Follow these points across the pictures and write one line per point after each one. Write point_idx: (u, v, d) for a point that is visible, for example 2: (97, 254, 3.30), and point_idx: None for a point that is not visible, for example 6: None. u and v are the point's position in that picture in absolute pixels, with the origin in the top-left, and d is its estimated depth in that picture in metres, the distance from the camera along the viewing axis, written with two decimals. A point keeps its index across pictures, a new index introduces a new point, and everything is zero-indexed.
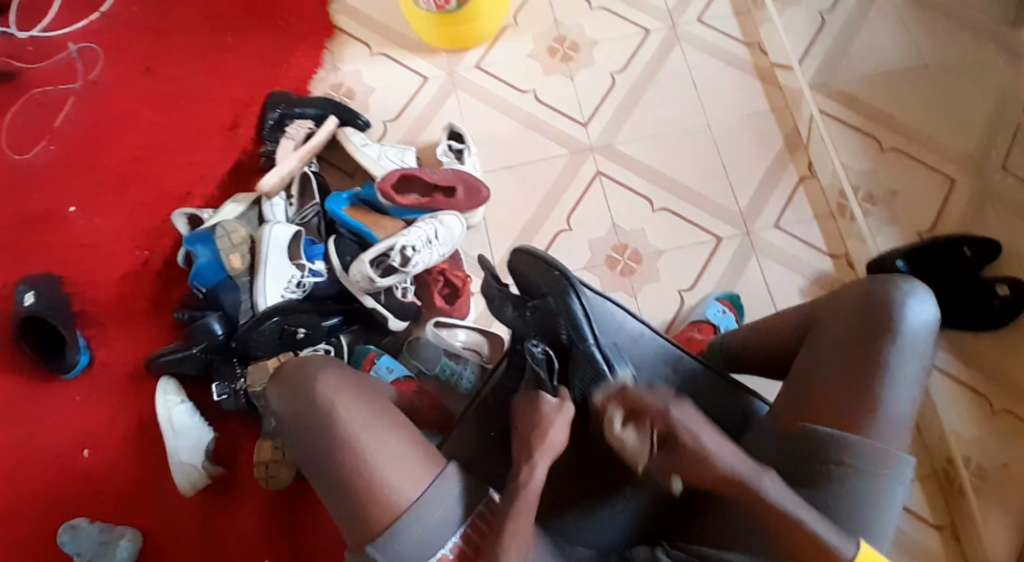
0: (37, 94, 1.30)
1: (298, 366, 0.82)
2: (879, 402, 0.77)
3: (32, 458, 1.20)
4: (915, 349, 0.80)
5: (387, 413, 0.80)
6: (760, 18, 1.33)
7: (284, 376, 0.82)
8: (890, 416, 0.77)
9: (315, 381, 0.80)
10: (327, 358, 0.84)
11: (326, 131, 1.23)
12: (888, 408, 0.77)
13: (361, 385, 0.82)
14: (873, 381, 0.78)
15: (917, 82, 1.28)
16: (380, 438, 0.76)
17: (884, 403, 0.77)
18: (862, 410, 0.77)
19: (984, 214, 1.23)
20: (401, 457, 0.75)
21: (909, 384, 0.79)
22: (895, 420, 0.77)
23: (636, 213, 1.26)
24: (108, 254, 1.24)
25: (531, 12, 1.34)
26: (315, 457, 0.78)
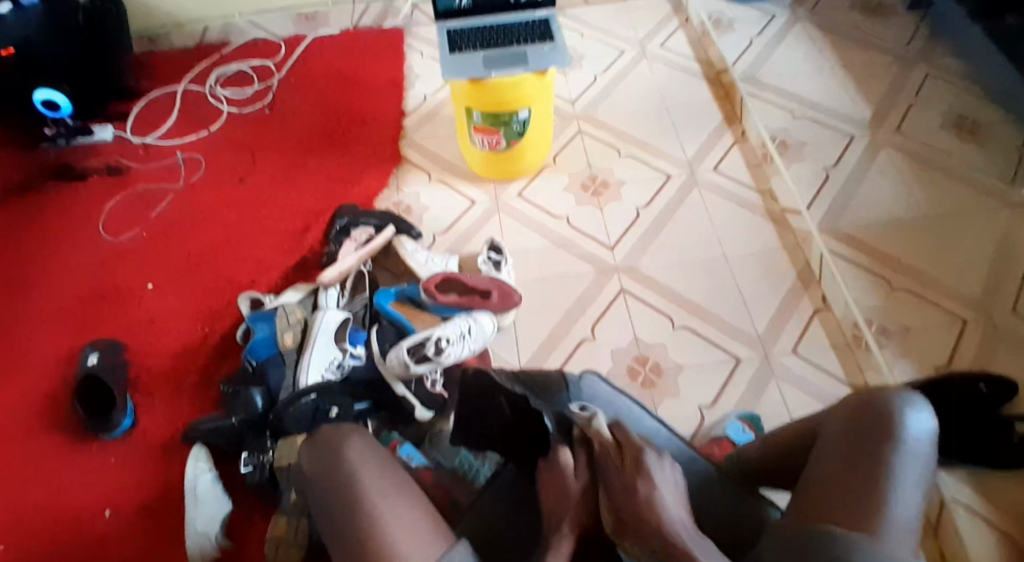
0: (141, 190, 1.53)
1: (331, 432, 0.93)
2: (883, 503, 0.79)
3: (54, 510, 1.23)
4: (915, 455, 0.84)
5: (399, 474, 0.89)
6: (769, 170, 1.51)
7: (317, 441, 0.93)
8: (899, 517, 0.79)
9: (344, 444, 0.90)
10: (356, 427, 0.95)
11: (385, 237, 1.40)
12: (892, 508, 0.79)
13: (385, 458, 0.91)
14: (876, 481, 0.81)
15: (918, 230, 1.40)
16: (394, 504, 0.84)
17: (890, 504, 0.79)
18: (868, 507, 0.79)
19: (996, 349, 1.26)
20: (414, 506, 0.84)
21: (914, 486, 0.81)
22: (904, 521, 0.79)
23: (657, 328, 1.35)
24: (173, 328, 1.38)
25: (568, 156, 1.56)
26: (333, 506, 0.87)
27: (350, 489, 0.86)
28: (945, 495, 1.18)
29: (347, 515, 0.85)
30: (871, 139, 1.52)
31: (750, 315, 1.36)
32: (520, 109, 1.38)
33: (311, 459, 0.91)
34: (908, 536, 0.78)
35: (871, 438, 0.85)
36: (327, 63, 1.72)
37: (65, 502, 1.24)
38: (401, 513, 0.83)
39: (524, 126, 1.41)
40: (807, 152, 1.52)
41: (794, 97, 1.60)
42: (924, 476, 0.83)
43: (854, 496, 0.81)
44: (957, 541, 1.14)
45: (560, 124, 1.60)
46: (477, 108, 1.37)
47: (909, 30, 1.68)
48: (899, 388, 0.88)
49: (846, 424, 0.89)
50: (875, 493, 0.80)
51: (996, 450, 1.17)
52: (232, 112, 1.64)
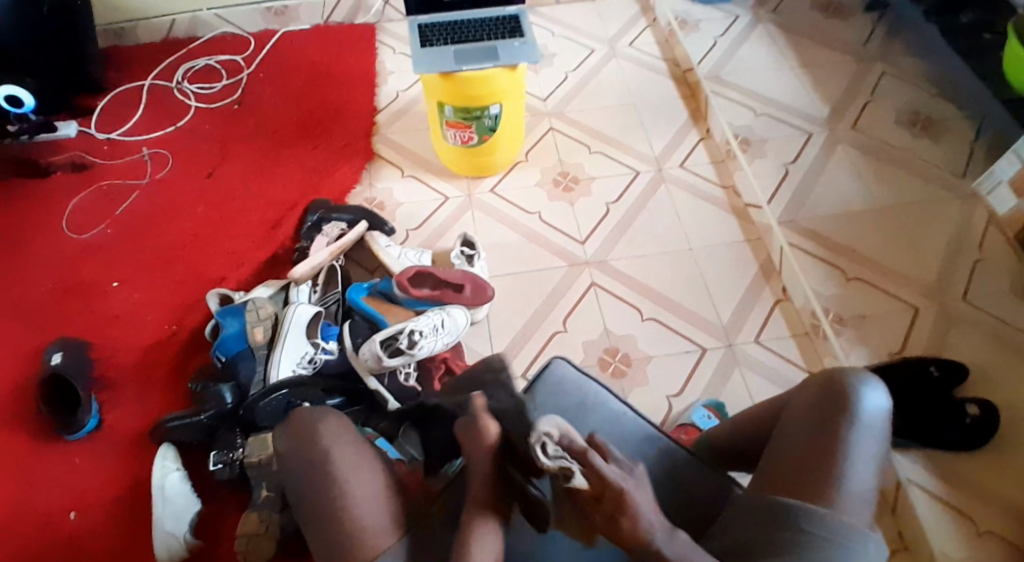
0: (104, 185, 1.50)
1: (305, 413, 0.94)
2: (840, 478, 0.84)
3: (17, 511, 1.20)
4: (870, 431, 0.87)
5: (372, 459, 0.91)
6: (733, 166, 1.55)
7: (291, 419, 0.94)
8: (858, 491, 0.84)
9: (318, 424, 0.92)
10: (327, 408, 0.96)
11: (357, 232, 1.40)
12: (847, 483, 0.84)
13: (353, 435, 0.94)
14: (834, 455, 0.85)
15: (875, 222, 1.46)
16: (363, 480, 0.88)
17: (845, 478, 0.84)
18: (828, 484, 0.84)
19: (948, 335, 1.32)
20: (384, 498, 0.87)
21: (867, 462, 0.85)
22: (862, 494, 0.84)
23: (627, 320, 1.38)
24: (141, 324, 1.36)
25: (540, 152, 1.58)
26: (302, 480, 0.88)
27: (322, 482, 0.87)
28: (901, 476, 1.23)
29: (320, 500, 0.87)
30: (829, 135, 1.57)
31: (716, 307, 1.40)
32: (493, 105, 1.39)
33: (287, 444, 0.92)
34: (862, 508, 0.83)
35: (830, 414, 0.89)
36: (296, 59, 1.71)
37: (29, 503, 1.21)
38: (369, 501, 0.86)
39: (495, 121, 1.43)
40: (769, 149, 1.56)
41: (757, 95, 1.65)
42: (881, 450, 0.87)
43: (811, 475, 0.85)
44: (911, 516, 1.20)
45: (531, 121, 1.63)
46: (449, 103, 1.38)
47: (867, 31, 1.74)
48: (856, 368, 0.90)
49: (804, 403, 0.92)
50: (832, 471, 0.85)
51: (949, 432, 1.23)
52: (199, 107, 1.62)
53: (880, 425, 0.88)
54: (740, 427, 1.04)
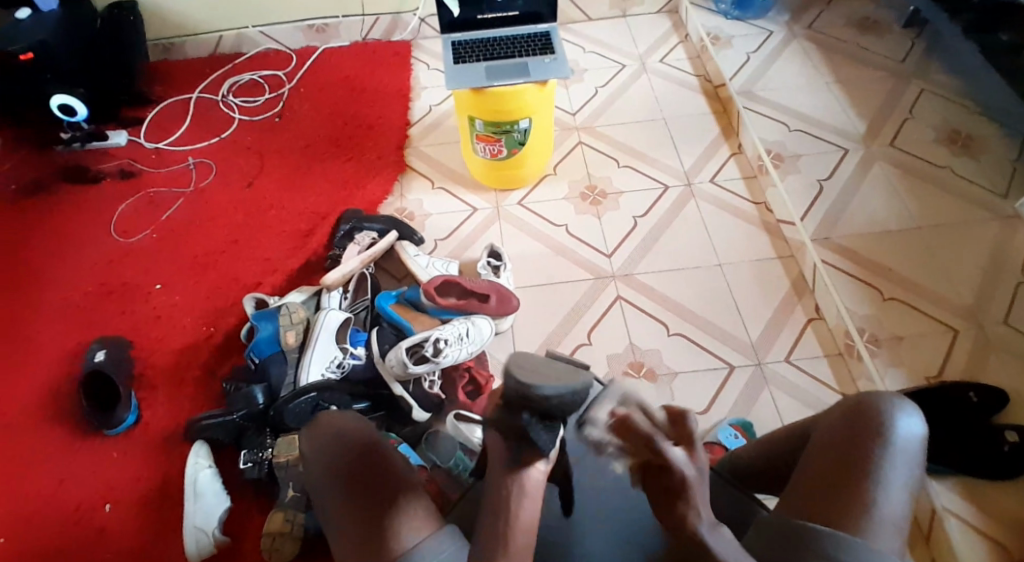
0: (151, 193, 1.58)
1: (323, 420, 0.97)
2: (870, 502, 0.83)
3: (57, 502, 1.26)
4: (906, 459, 0.86)
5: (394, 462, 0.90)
6: (764, 183, 1.53)
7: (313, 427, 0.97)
8: (883, 514, 0.82)
9: (334, 425, 0.95)
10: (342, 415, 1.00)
11: (387, 241, 1.44)
12: (879, 507, 0.82)
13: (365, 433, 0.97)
14: (865, 479, 0.84)
15: (916, 244, 1.42)
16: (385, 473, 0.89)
17: (877, 502, 0.83)
18: (853, 506, 0.82)
19: (987, 362, 1.28)
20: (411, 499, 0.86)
21: (900, 487, 0.84)
22: (888, 517, 0.82)
23: (651, 334, 1.37)
24: (179, 326, 1.42)
25: (569, 165, 1.59)
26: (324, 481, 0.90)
27: (346, 488, 0.88)
28: (936, 503, 1.18)
29: (342, 506, 0.87)
30: (864, 152, 1.54)
31: (745, 323, 1.38)
32: (521, 119, 1.42)
33: (310, 449, 0.93)
34: (891, 532, 0.81)
35: (861, 438, 0.88)
36: (334, 74, 1.76)
37: (68, 494, 1.27)
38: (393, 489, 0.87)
39: (525, 135, 1.45)
40: (803, 165, 1.54)
41: (791, 111, 1.64)
42: (913, 477, 0.86)
43: (840, 495, 0.84)
44: (944, 544, 1.16)
45: (560, 136, 1.64)
46: (479, 117, 1.41)
47: (905, 47, 1.71)
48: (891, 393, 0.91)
49: (835, 424, 0.91)
50: (861, 492, 0.83)
51: (984, 459, 1.18)
52: (242, 120, 1.69)
53: (915, 452, 0.88)
54: (764, 448, 1.03)
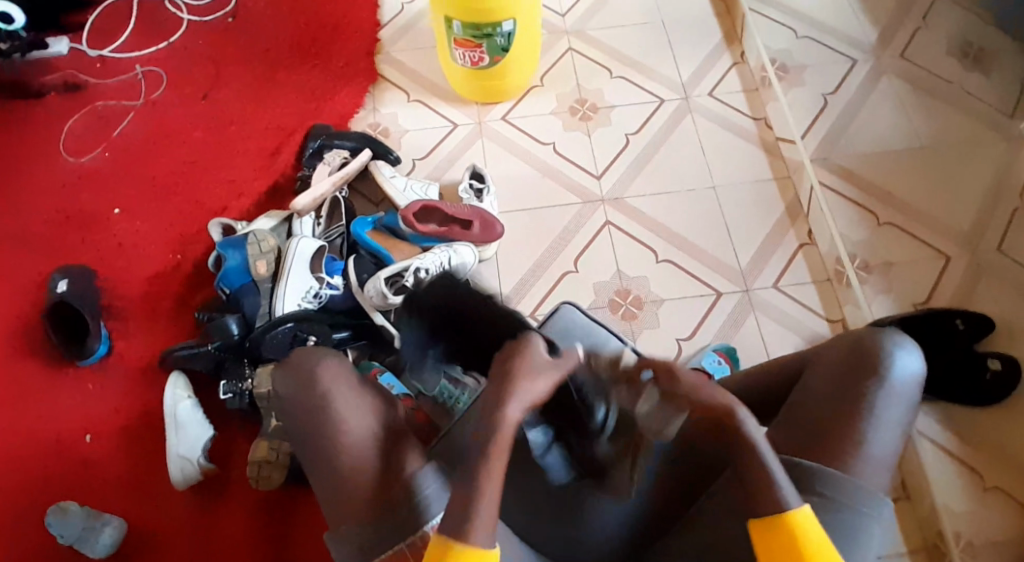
0: (98, 107, 1.44)
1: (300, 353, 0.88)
2: (862, 442, 0.82)
3: (34, 439, 1.24)
4: (901, 395, 0.84)
5: (379, 411, 0.83)
6: (767, 96, 1.44)
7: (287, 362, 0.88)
8: (874, 455, 0.82)
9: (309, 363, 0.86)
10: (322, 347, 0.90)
11: (360, 161, 1.34)
12: (869, 445, 0.82)
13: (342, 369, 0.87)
14: (858, 419, 0.83)
15: (914, 161, 1.35)
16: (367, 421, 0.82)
17: (866, 440, 0.82)
18: (845, 450, 0.82)
19: (976, 289, 1.26)
20: (394, 452, 0.80)
21: (894, 427, 0.83)
22: (877, 459, 0.82)
23: (641, 262, 1.33)
24: (144, 254, 1.34)
25: (556, 75, 1.47)
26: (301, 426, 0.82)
27: (322, 434, 0.81)
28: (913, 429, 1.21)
29: (320, 453, 0.81)
30: (873, 64, 1.43)
31: (735, 249, 1.34)
32: (505, 20, 1.28)
33: (283, 389, 0.86)
34: (880, 473, 0.81)
35: (855, 377, 0.85)
36: None
37: (46, 432, 1.24)
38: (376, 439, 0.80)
39: (508, 40, 1.32)
40: (808, 78, 1.45)
41: (796, 14, 1.51)
42: (905, 416, 0.84)
43: (834, 433, 0.83)
44: (920, 470, 1.19)
45: (548, 40, 1.51)
46: (458, 18, 1.27)
47: None
48: (891, 328, 0.87)
49: (834, 361, 0.88)
50: (855, 433, 0.82)
51: (962, 388, 1.20)
52: (191, 20, 1.52)
53: (910, 389, 0.86)
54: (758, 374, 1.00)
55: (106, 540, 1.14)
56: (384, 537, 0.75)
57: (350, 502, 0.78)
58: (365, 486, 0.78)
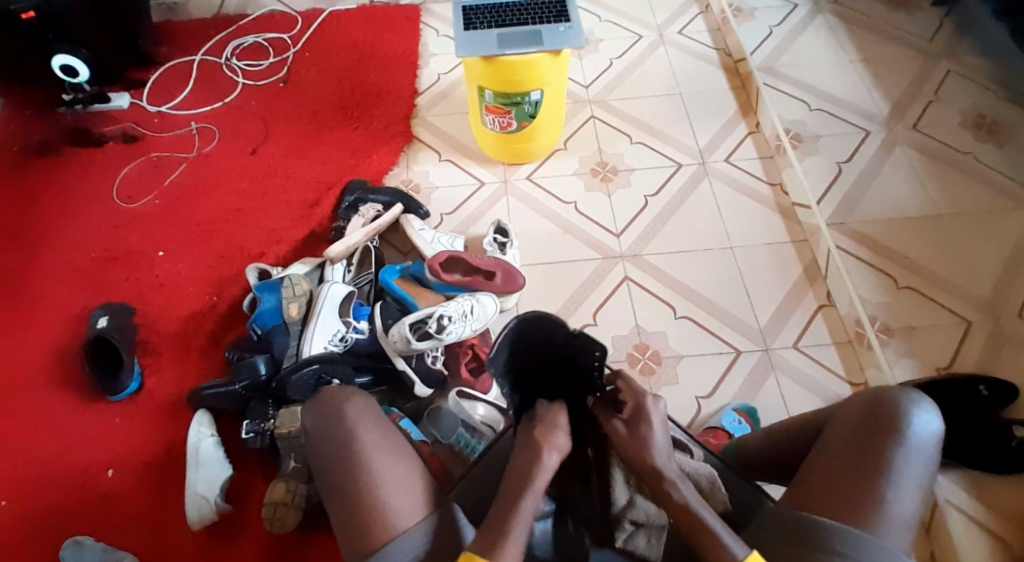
0: (154, 157, 1.56)
1: (331, 394, 0.94)
2: (880, 498, 0.81)
3: (60, 468, 1.27)
4: (921, 457, 0.85)
5: (398, 446, 0.89)
6: (782, 162, 1.50)
7: (318, 402, 0.94)
8: (892, 513, 0.81)
9: (345, 404, 0.92)
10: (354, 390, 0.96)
11: (392, 215, 1.42)
12: (887, 504, 0.81)
13: (376, 412, 0.93)
14: (877, 476, 0.82)
15: (932, 230, 1.38)
16: (389, 465, 0.87)
17: (885, 499, 0.81)
18: (863, 506, 0.81)
19: (999, 354, 1.25)
20: (410, 484, 0.85)
21: (913, 485, 0.83)
22: (896, 517, 0.81)
23: (658, 316, 1.35)
24: (182, 294, 1.41)
25: (580, 140, 1.56)
26: (327, 459, 0.88)
27: (343, 463, 0.87)
28: (939, 496, 1.18)
29: (341, 481, 0.86)
30: (887, 135, 1.50)
31: (753, 307, 1.36)
32: (533, 91, 1.37)
33: (309, 423, 0.92)
34: (899, 531, 0.80)
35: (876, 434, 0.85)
36: (342, 38, 1.72)
37: (72, 458, 1.28)
38: (396, 484, 0.85)
39: (536, 108, 1.41)
40: (822, 146, 1.50)
41: (809, 88, 1.59)
42: (925, 476, 0.84)
43: (854, 489, 0.82)
44: (948, 539, 1.15)
45: (573, 108, 1.60)
46: (490, 88, 1.37)
47: (934, 23, 1.64)
48: (910, 388, 0.88)
49: (851, 418, 0.89)
50: (873, 489, 0.82)
51: (987, 454, 1.16)
52: (246, 84, 1.66)
53: (930, 451, 0.86)
54: (776, 441, 1.02)
55: None
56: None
57: (367, 530, 0.82)
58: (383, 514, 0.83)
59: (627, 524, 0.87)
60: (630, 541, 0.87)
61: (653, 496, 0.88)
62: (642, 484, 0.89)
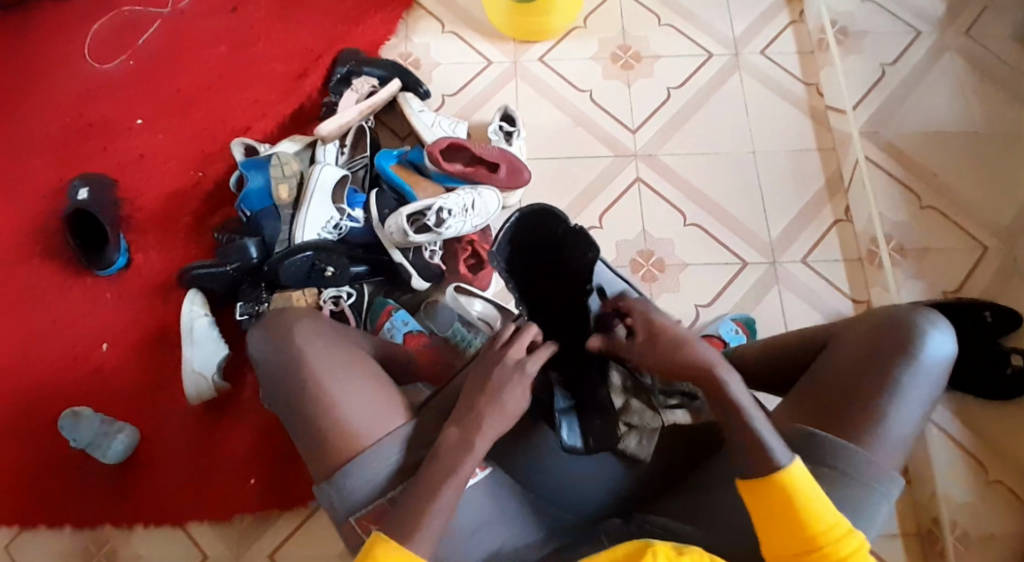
0: (126, 13, 1.42)
1: (280, 316, 0.89)
2: (881, 417, 0.78)
3: (51, 345, 1.25)
4: (927, 378, 0.81)
5: (360, 366, 0.85)
6: (822, 60, 1.37)
7: (267, 323, 0.89)
8: (890, 432, 0.78)
9: (293, 327, 0.86)
10: (305, 311, 0.91)
11: (388, 92, 1.30)
12: (890, 423, 0.78)
13: (333, 336, 0.89)
14: (877, 394, 0.79)
15: (965, 144, 1.29)
16: (345, 385, 0.82)
17: (888, 418, 0.78)
18: (861, 426, 0.78)
19: (1010, 283, 1.21)
20: (374, 401, 0.82)
21: (916, 405, 0.79)
22: (893, 437, 0.78)
23: (667, 222, 1.29)
24: (164, 168, 1.33)
25: (600, 19, 1.41)
26: (283, 390, 0.84)
27: (300, 390, 0.82)
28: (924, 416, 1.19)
29: (297, 414, 0.82)
30: (936, 40, 1.36)
31: (767, 219, 1.29)
32: None
33: (261, 349, 0.87)
34: (892, 452, 0.78)
35: (880, 354, 0.81)
36: None
37: (63, 335, 1.25)
38: (354, 399, 0.81)
39: None
40: (868, 44, 1.37)
41: None
42: (929, 399, 0.80)
43: (855, 404, 0.80)
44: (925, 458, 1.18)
45: None
46: None
47: None
48: (924, 309, 0.84)
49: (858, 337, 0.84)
50: (877, 404, 0.79)
51: (980, 383, 1.17)
52: None
53: (937, 373, 0.81)
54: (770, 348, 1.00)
55: (117, 446, 1.16)
56: (362, 479, 0.78)
57: (330, 449, 0.80)
58: (343, 432, 0.80)
59: (623, 424, 0.87)
60: (621, 440, 0.87)
61: (650, 402, 0.88)
62: (638, 387, 0.90)
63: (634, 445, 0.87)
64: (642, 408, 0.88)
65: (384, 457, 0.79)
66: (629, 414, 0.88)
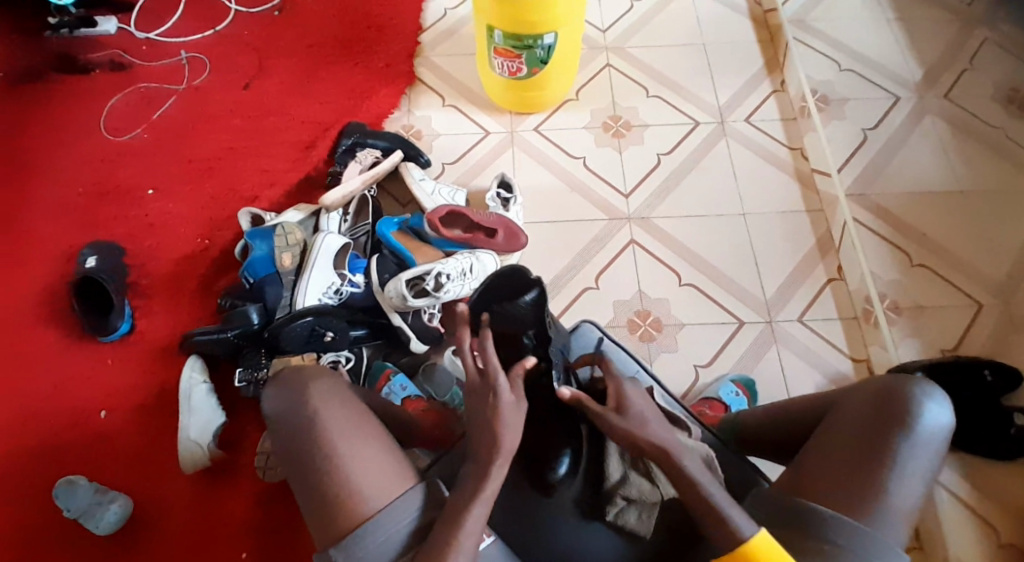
0: (141, 88, 1.49)
1: (295, 372, 0.89)
2: (881, 489, 0.77)
3: (50, 409, 1.24)
4: (926, 446, 0.79)
5: (371, 426, 0.84)
6: (805, 125, 1.43)
7: (281, 380, 0.88)
8: (891, 506, 0.76)
9: (308, 382, 0.86)
10: (321, 368, 0.91)
11: (391, 161, 1.35)
12: (890, 495, 0.77)
13: (348, 394, 0.88)
14: (876, 466, 0.78)
15: (950, 205, 1.33)
16: (357, 446, 0.81)
17: (888, 490, 0.77)
18: (861, 502, 0.77)
19: (1006, 340, 1.21)
20: (386, 464, 0.81)
21: (918, 477, 0.78)
22: (895, 510, 0.76)
23: (663, 283, 1.30)
24: (172, 234, 1.36)
25: (591, 92, 1.48)
26: (294, 445, 0.83)
27: (312, 447, 0.82)
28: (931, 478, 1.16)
29: (305, 467, 0.81)
30: (917, 103, 1.43)
31: (761, 278, 1.31)
32: (546, 34, 1.27)
33: (273, 406, 0.86)
34: (897, 525, 0.76)
35: (879, 427, 0.80)
36: None
37: (63, 398, 1.25)
38: (366, 463, 0.80)
39: (548, 52, 1.31)
40: (849, 111, 1.44)
41: (838, 45, 1.52)
42: (930, 470, 0.79)
43: (854, 480, 0.78)
44: (935, 522, 1.13)
45: (588, 54, 1.53)
46: (500, 28, 1.27)
47: None
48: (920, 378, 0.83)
49: (858, 406, 0.83)
50: (876, 477, 0.77)
51: (985, 440, 1.14)
52: (238, 11, 1.58)
53: (938, 444, 0.80)
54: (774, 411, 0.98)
55: (111, 517, 1.13)
56: (376, 544, 0.76)
57: (339, 510, 0.78)
58: (351, 493, 0.78)
59: (620, 499, 0.85)
60: (621, 516, 0.85)
61: (647, 473, 0.85)
62: (637, 459, 0.86)
63: (633, 520, 0.85)
64: (639, 481, 0.85)
65: (397, 517, 0.77)
66: (627, 488, 0.85)
